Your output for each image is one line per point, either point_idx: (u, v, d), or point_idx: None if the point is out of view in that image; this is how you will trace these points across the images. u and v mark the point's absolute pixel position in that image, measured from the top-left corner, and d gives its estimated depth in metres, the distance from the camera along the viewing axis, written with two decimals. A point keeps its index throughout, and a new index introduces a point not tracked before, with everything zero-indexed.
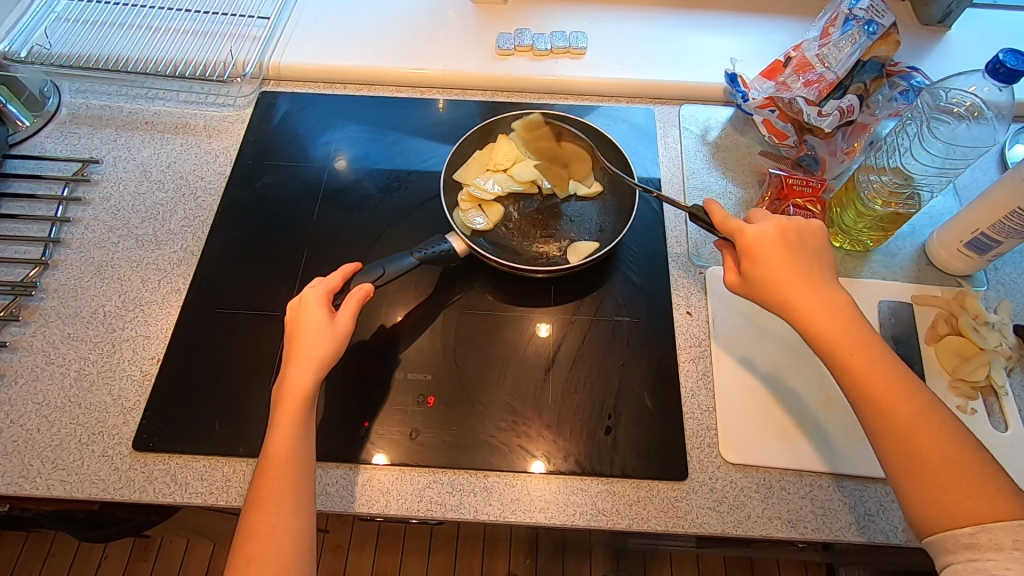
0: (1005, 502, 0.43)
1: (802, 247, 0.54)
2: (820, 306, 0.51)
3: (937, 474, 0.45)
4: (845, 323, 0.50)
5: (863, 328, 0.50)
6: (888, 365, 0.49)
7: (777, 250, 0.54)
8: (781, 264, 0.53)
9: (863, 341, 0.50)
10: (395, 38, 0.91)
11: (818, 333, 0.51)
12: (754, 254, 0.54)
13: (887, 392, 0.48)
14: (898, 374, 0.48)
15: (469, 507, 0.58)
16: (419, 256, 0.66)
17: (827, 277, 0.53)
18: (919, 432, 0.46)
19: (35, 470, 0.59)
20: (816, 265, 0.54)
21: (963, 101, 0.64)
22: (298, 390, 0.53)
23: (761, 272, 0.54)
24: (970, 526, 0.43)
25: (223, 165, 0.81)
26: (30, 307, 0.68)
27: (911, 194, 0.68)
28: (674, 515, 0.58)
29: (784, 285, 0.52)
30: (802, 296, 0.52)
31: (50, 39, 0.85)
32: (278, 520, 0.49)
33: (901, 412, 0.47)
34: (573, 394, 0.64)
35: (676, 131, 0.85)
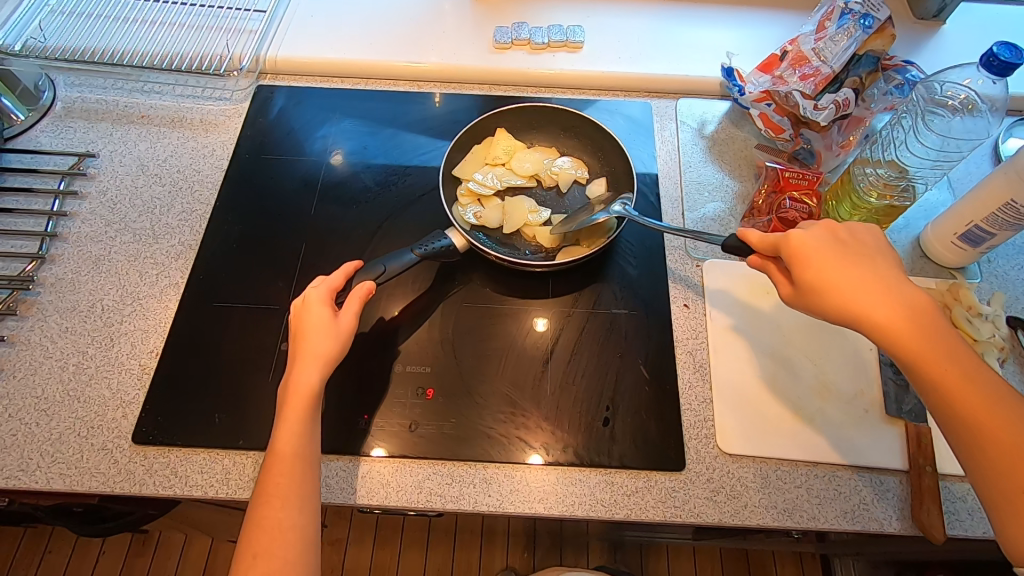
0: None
1: (854, 246, 0.51)
2: (896, 312, 0.47)
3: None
4: (924, 329, 0.47)
5: (943, 332, 0.47)
6: (974, 373, 0.45)
7: (832, 253, 0.50)
8: (842, 268, 0.49)
9: (948, 347, 0.46)
10: (391, 31, 0.91)
11: (895, 343, 0.47)
12: (809, 260, 0.50)
13: (979, 404, 0.44)
14: (986, 382, 0.45)
15: (469, 498, 0.59)
16: (419, 253, 0.66)
17: (892, 275, 0.49)
18: (1017, 447, 0.43)
19: (34, 464, 0.59)
20: (876, 264, 0.50)
21: (957, 94, 0.65)
22: (303, 387, 0.53)
23: (821, 277, 0.49)
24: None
25: (220, 159, 0.81)
26: (27, 301, 0.68)
27: (906, 185, 0.68)
28: (673, 505, 0.59)
29: (849, 293, 0.48)
30: (872, 303, 0.48)
31: (45, 33, 0.84)
32: (283, 515, 0.49)
33: (997, 426, 0.44)
34: (572, 386, 0.64)
35: (673, 125, 0.85)
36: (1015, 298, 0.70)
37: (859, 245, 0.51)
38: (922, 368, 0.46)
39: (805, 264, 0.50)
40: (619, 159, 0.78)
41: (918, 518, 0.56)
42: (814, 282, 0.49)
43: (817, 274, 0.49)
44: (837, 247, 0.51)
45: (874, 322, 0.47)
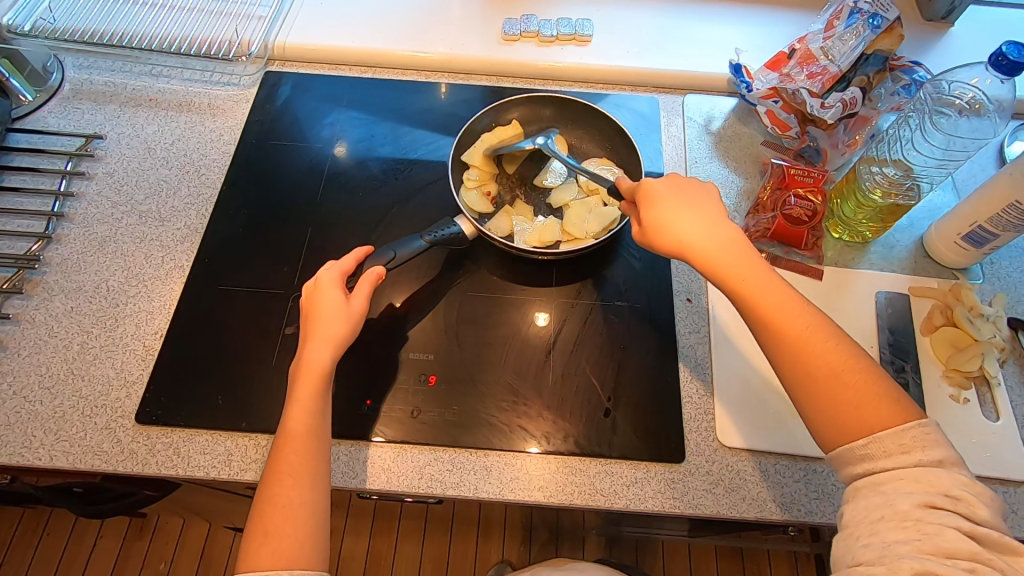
0: (889, 407, 0.43)
1: (682, 186, 0.56)
2: (710, 240, 0.52)
3: (829, 387, 0.45)
4: (733, 248, 0.51)
5: (748, 249, 0.51)
6: (778, 287, 0.50)
7: (662, 190, 0.55)
8: (671, 202, 0.54)
9: (754, 266, 0.50)
10: (400, 20, 0.91)
11: (714, 266, 0.51)
12: (641, 198, 0.55)
13: (776, 310, 0.48)
14: (786, 294, 0.49)
15: (469, 484, 0.59)
16: (429, 239, 0.67)
17: (710, 203, 0.54)
18: (806, 347, 0.46)
19: (37, 441, 0.60)
20: (705, 202, 0.54)
21: (964, 93, 0.65)
22: (316, 368, 0.54)
23: (655, 214, 0.54)
24: (860, 439, 0.43)
25: (227, 143, 0.81)
26: (32, 279, 0.69)
27: (911, 185, 0.68)
28: (671, 496, 0.59)
29: (678, 227, 0.53)
30: (691, 232, 0.52)
31: (54, 14, 0.84)
32: (294, 493, 0.49)
33: (791, 329, 0.47)
34: (574, 377, 0.65)
35: (679, 120, 0.85)
36: (1017, 301, 0.70)
37: (689, 182, 0.56)
38: (737, 289, 0.50)
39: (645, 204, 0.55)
40: (625, 151, 0.79)
41: None
42: (647, 221, 0.54)
43: (647, 213, 0.54)
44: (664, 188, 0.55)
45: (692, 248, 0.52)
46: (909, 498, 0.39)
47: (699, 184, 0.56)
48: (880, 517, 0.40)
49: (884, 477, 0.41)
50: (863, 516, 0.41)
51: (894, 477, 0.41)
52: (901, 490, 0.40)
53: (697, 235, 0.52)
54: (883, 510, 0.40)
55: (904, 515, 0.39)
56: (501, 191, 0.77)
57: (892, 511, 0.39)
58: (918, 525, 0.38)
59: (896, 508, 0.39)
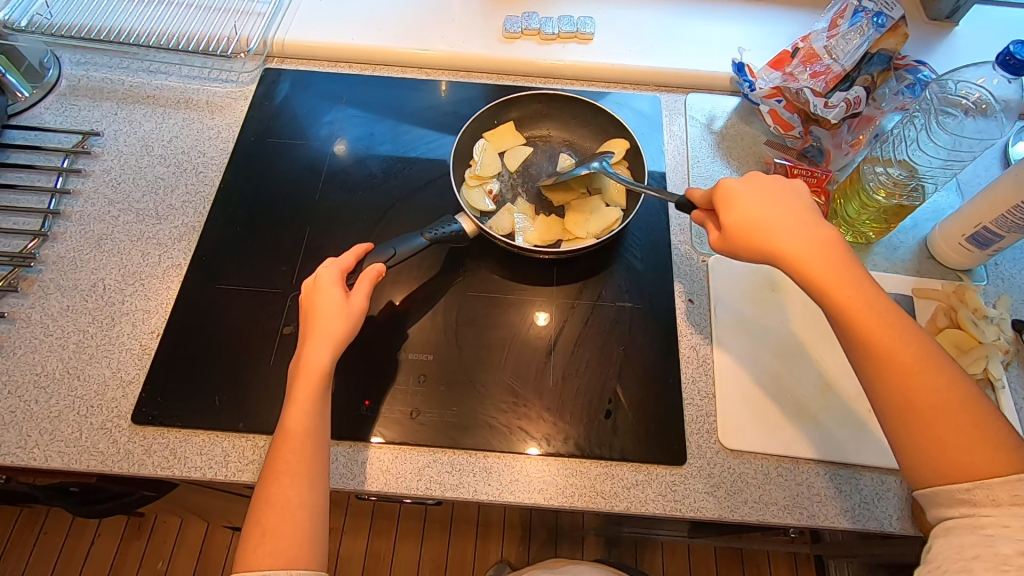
0: (1002, 452, 0.41)
1: (779, 194, 0.53)
2: (812, 253, 0.49)
3: (936, 423, 0.43)
4: (832, 261, 0.48)
5: (850, 264, 0.48)
6: (887, 309, 0.46)
7: (757, 197, 0.52)
8: (765, 209, 0.51)
9: (858, 284, 0.47)
10: (400, 17, 0.90)
11: (812, 281, 0.48)
12: (734, 204, 0.52)
13: (882, 334, 0.45)
14: (895, 318, 0.46)
15: (469, 486, 0.58)
16: (429, 237, 0.66)
17: (806, 213, 0.51)
18: (915, 378, 0.44)
19: (32, 441, 0.59)
20: (800, 211, 0.51)
21: (970, 93, 0.64)
22: (315, 367, 0.53)
23: (748, 221, 0.51)
24: (964, 482, 0.41)
25: (225, 141, 0.80)
26: (28, 278, 0.68)
27: (916, 185, 0.67)
28: (673, 499, 0.58)
29: (771, 235, 0.50)
30: (791, 243, 0.49)
31: (51, 9, 0.84)
32: (292, 493, 0.49)
33: (900, 356, 0.44)
34: (574, 378, 0.64)
35: (681, 120, 0.84)
36: (1021, 302, 0.70)
37: (783, 189, 0.53)
38: (838, 307, 0.47)
39: (733, 208, 0.52)
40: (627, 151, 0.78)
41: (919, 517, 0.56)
42: (738, 227, 0.51)
43: (742, 219, 0.51)
44: (761, 195, 0.52)
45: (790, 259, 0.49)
46: (1010, 542, 0.38)
47: (795, 192, 0.53)
48: (974, 556, 0.38)
49: (986, 520, 0.39)
50: (954, 553, 0.39)
51: (997, 522, 0.39)
52: (1004, 535, 0.38)
53: (793, 245, 0.49)
54: (979, 550, 0.38)
55: (1005, 559, 0.37)
56: (502, 189, 0.75)
57: (992, 553, 0.38)
58: (1019, 572, 0.36)
59: (995, 550, 0.38)
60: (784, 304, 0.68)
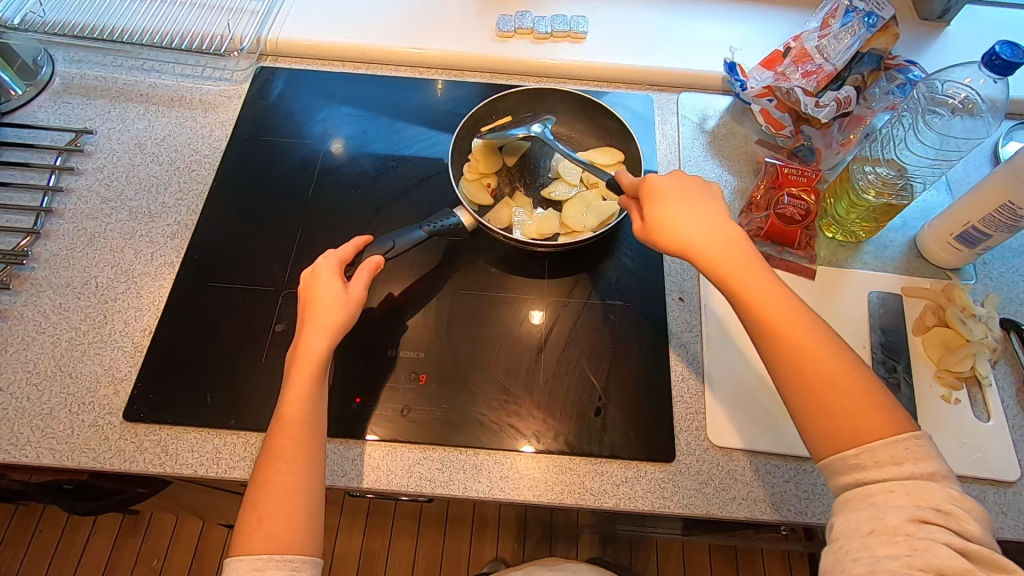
0: (884, 418, 0.43)
1: (688, 186, 0.54)
2: (716, 242, 0.50)
3: (825, 394, 0.44)
4: (732, 245, 0.50)
5: (749, 247, 0.50)
6: (778, 290, 0.48)
7: (668, 190, 0.53)
8: (672, 198, 0.53)
9: (754, 266, 0.49)
10: (394, 16, 0.91)
11: (715, 264, 0.50)
12: (650, 196, 0.54)
13: (773, 311, 0.47)
14: (787, 299, 0.48)
15: (458, 483, 0.59)
16: (428, 229, 0.67)
17: (710, 201, 0.53)
18: (804, 352, 0.45)
19: (24, 438, 0.59)
20: (704, 199, 0.53)
21: (957, 93, 0.64)
22: (313, 354, 0.53)
23: (659, 210, 0.53)
24: (852, 448, 0.42)
25: (218, 139, 0.80)
26: (21, 275, 0.68)
27: (905, 185, 0.68)
28: (661, 495, 0.59)
29: (678, 222, 0.51)
30: (699, 233, 0.51)
31: (45, 7, 0.83)
32: (289, 478, 0.49)
33: (789, 332, 0.46)
34: (565, 375, 0.65)
35: (673, 119, 0.85)
36: (1010, 301, 0.70)
37: (690, 179, 0.55)
38: (739, 293, 0.48)
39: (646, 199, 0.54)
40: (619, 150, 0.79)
41: None
42: (654, 219, 0.53)
43: (655, 213, 0.53)
44: (669, 188, 0.54)
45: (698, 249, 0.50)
46: (901, 512, 0.39)
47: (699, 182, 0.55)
48: (870, 530, 0.39)
49: (877, 490, 0.40)
50: (854, 528, 0.40)
51: (886, 490, 0.40)
52: (891, 503, 0.39)
53: (697, 232, 0.51)
54: (874, 524, 0.39)
55: (895, 530, 0.38)
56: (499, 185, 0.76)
57: (884, 525, 0.39)
58: (909, 541, 0.38)
59: (887, 523, 0.39)
60: None
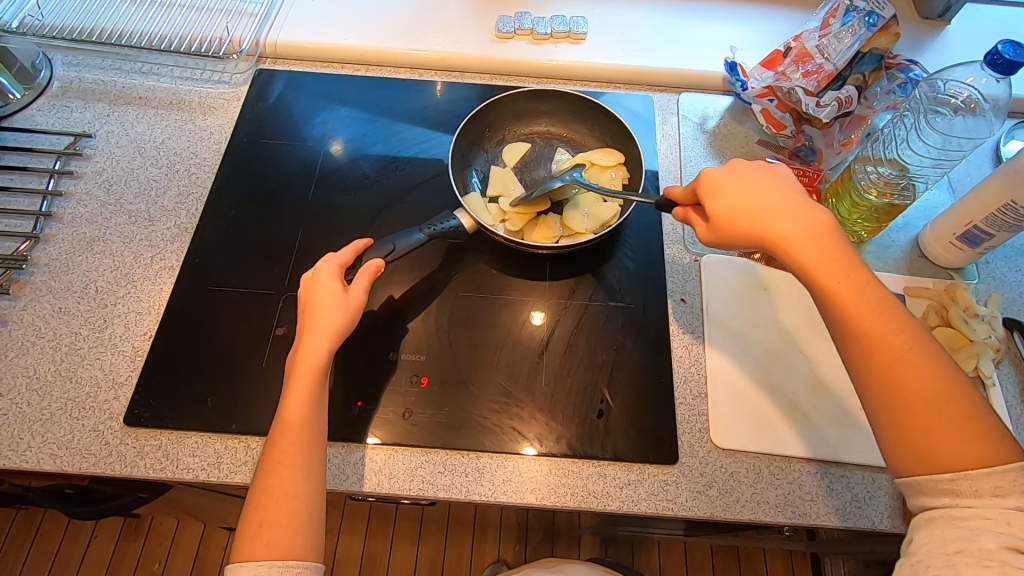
0: (990, 445, 0.40)
1: (772, 181, 0.52)
2: (806, 241, 0.48)
3: (925, 414, 0.42)
4: (826, 246, 0.47)
5: (845, 250, 0.47)
6: (883, 299, 0.45)
7: (751, 186, 0.51)
8: (755, 195, 0.50)
9: (852, 273, 0.46)
10: (393, 18, 0.90)
11: (804, 266, 0.47)
12: (720, 192, 0.52)
13: (874, 323, 0.44)
14: (892, 310, 0.45)
15: (461, 487, 0.59)
16: (427, 232, 0.66)
17: (796, 199, 0.50)
18: (906, 368, 0.43)
19: (24, 444, 0.59)
20: (790, 196, 0.50)
21: (960, 93, 0.64)
22: (313, 359, 0.53)
23: (735, 207, 0.51)
24: (949, 473, 0.40)
25: (218, 142, 0.80)
26: (20, 280, 0.68)
27: (907, 184, 0.68)
28: (664, 498, 0.59)
29: (761, 218, 0.49)
30: (784, 231, 0.48)
31: (43, 10, 0.83)
32: (289, 483, 0.49)
33: (891, 345, 0.43)
34: (566, 377, 0.64)
35: (674, 119, 0.84)
36: (1013, 301, 0.70)
37: (773, 177, 0.52)
38: (831, 295, 0.46)
39: (722, 197, 0.51)
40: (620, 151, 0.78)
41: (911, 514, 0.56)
42: (725, 212, 0.51)
43: (734, 208, 0.51)
44: (751, 183, 0.51)
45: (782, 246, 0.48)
46: (994, 537, 0.37)
47: (783, 179, 0.52)
48: (957, 550, 0.38)
49: (970, 512, 0.39)
50: (938, 547, 0.39)
51: (980, 514, 0.38)
52: (987, 528, 0.38)
53: (785, 230, 0.48)
54: (963, 544, 0.38)
55: (987, 554, 0.37)
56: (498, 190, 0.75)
57: (975, 547, 0.37)
58: (1003, 567, 0.36)
59: (978, 545, 0.37)
60: (773, 303, 0.69)
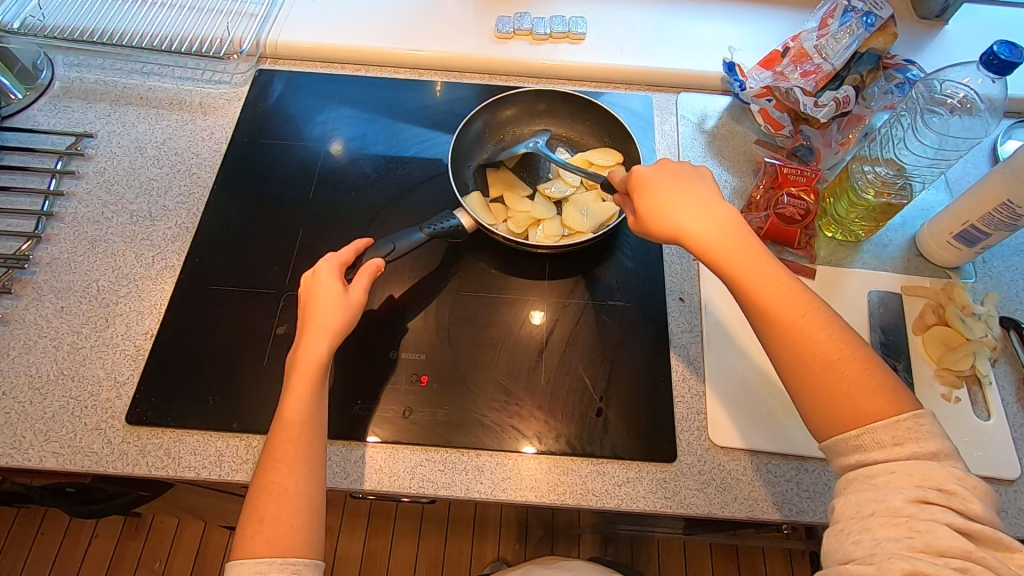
0: (885, 398, 0.43)
1: (680, 170, 0.54)
2: (707, 225, 0.50)
3: (826, 376, 0.44)
4: (728, 231, 0.50)
5: (745, 233, 0.50)
6: (779, 275, 0.48)
7: (659, 176, 0.54)
8: (662, 186, 0.53)
9: (749, 252, 0.49)
10: (393, 18, 0.91)
11: (712, 253, 0.50)
12: (637, 189, 0.54)
13: (773, 297, 0.47)
14: (788, 284, 0.48)
15: (460, 485, 0.59)
16: (427, 232, 0.67)
17: (703, 187, 0.53)
18: (805, 337, 0.45)
19: (27, 442, 0.59)
20: (696, 185, 0.53)
21: (956, 93, 0.64)
22: (313, 358, 0.53)
23: (649, 201, 0.53)
24: (853, 430, 0.42)
25: (219, 142, 0.80)
26: (22, 280, 0.68)
27: (903, 184, 0.68)
28: (663, 495, 0.59)
29: (671, 210, 0.51)
30: (690, 218, 0.51)
31: (44, 11, 0.84)
32: (290, 482, 0.49)
33: (788, 315, 0.46)
34: (565, 376, 0.65)
35: (673, 119, 0.85)
36: (1010, 300, 0.71)
37: (679, 168, 0.55)
38: (737, 277, 0.49)
39: (636, 193, 0.54)
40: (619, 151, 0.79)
41: None
42: (643, 208, 0.53)
43: (644, 199, 0.53)
44: (659, 173, 0.54)
45: (688, 232, 0.51)
46: (901, 493, 0.39)
47: (690, 170, 0.55)
48: (870, 512, 0.39)
49: (876, 469, 0.41)
50: (855, 510, 0.40)
51: (885, 471, 0.40)
52: (893, 485, 0.39)
53: (692, 220, 0.51)
54: (875, 505, 0.39)
55: (897, 512, 0.38)
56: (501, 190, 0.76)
57: (885, 506, 0.39)
58: (910, 522, 0.38)
59: (886, 504, 0.39)
60: None
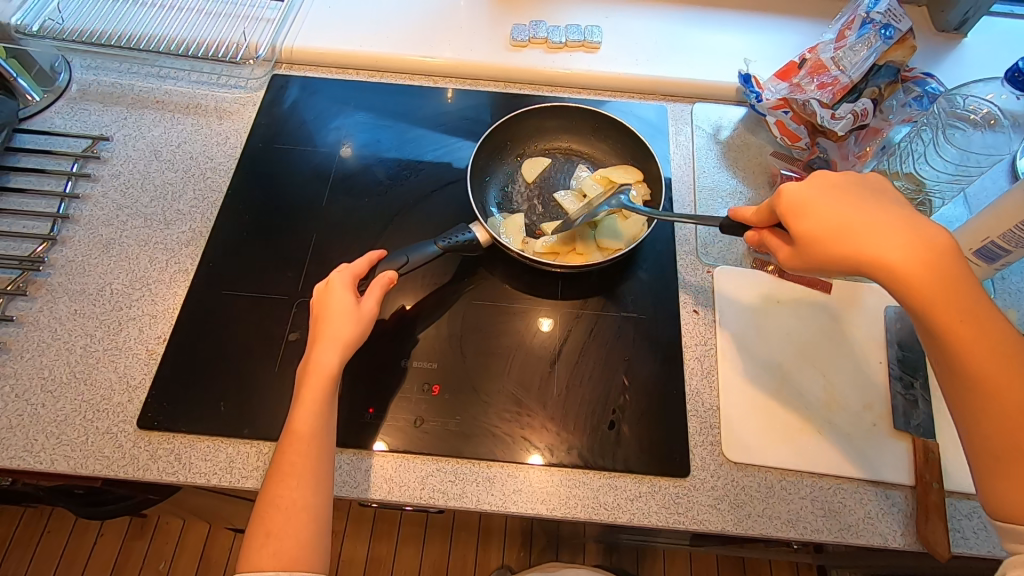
0: None
1: (867, 199, 0.48)
2: (916, 261, 0.44)
3: None
4: (934, 261, 0.44)
5: (955, 266, 0.44)
6: (1000, 338, 0.43)
7: (844, 203, 0.48)
8: (842, 210, 0.47)
9: (966, 302, 0.43)
10: (408, 25, 0.91)
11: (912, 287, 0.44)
12: (806, 213, 0.48)
13: (991, 364, 0.43)
14: (1013, 351, 0.43)
15: (472, 496, 0.58)
16: (442, 245, 0.66)
17: (889, 208, 0.47)
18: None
19: (39, 445, 0.59)
20: (879, 206, 0.47)
21: (979, 108, 0.69)
22: (323, 370, 0.53)
23: (826, 225, 0.47)
24: None
25: (233, 146, 0.81)
26: (37, 282, 0.68)
27: (923, 199, 0.72)
28: (676, 511, 0.58)
29: (859, 235, 0.46)
30: (884, 244, 0.45)
31: (63, 14, 0.84)
32: (298, 495, 0.49)
33: (1010, 389, 0.42)
34: (578, 387, 0.64)
35: (687, 129, 0.84)
36: None
37: (851, 188, 0.49)
38: (946, 327, 0.43)
39: (806, 216, 0.48)
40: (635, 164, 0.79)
41: (924, 533, 0.56)
42: (816, 234, 0.47)
43: (822, 226, 0.47)
44: (840, 200, 0.48)
45: (887, 267, 0.44)
46: None
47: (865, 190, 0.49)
48: None
49: None
50: None
51: None
52: None
53: (887, 248, 0.45)
54: None
55: None
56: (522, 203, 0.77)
57: None
58: None
59: None
60: (786, 317, 0.68)
